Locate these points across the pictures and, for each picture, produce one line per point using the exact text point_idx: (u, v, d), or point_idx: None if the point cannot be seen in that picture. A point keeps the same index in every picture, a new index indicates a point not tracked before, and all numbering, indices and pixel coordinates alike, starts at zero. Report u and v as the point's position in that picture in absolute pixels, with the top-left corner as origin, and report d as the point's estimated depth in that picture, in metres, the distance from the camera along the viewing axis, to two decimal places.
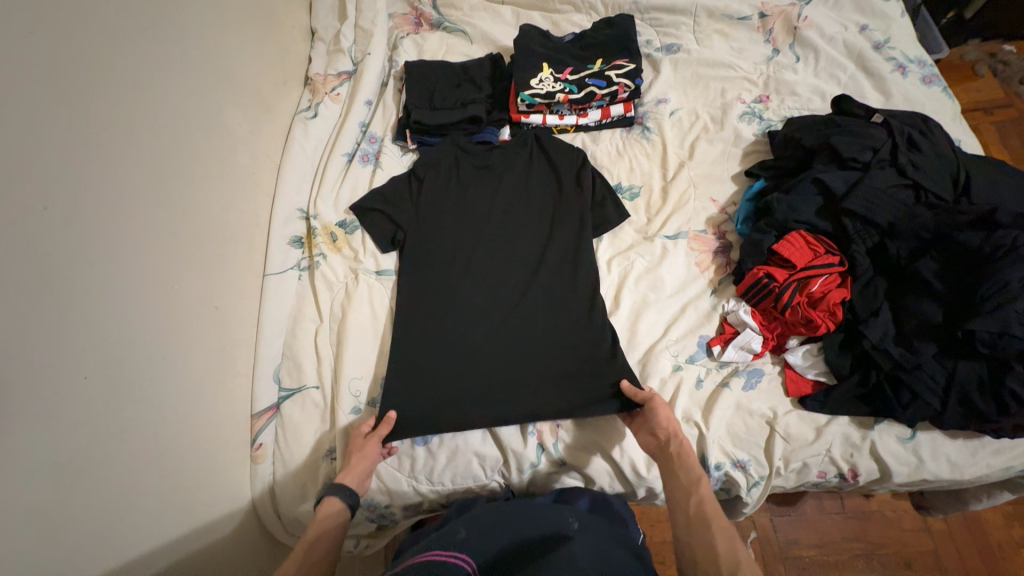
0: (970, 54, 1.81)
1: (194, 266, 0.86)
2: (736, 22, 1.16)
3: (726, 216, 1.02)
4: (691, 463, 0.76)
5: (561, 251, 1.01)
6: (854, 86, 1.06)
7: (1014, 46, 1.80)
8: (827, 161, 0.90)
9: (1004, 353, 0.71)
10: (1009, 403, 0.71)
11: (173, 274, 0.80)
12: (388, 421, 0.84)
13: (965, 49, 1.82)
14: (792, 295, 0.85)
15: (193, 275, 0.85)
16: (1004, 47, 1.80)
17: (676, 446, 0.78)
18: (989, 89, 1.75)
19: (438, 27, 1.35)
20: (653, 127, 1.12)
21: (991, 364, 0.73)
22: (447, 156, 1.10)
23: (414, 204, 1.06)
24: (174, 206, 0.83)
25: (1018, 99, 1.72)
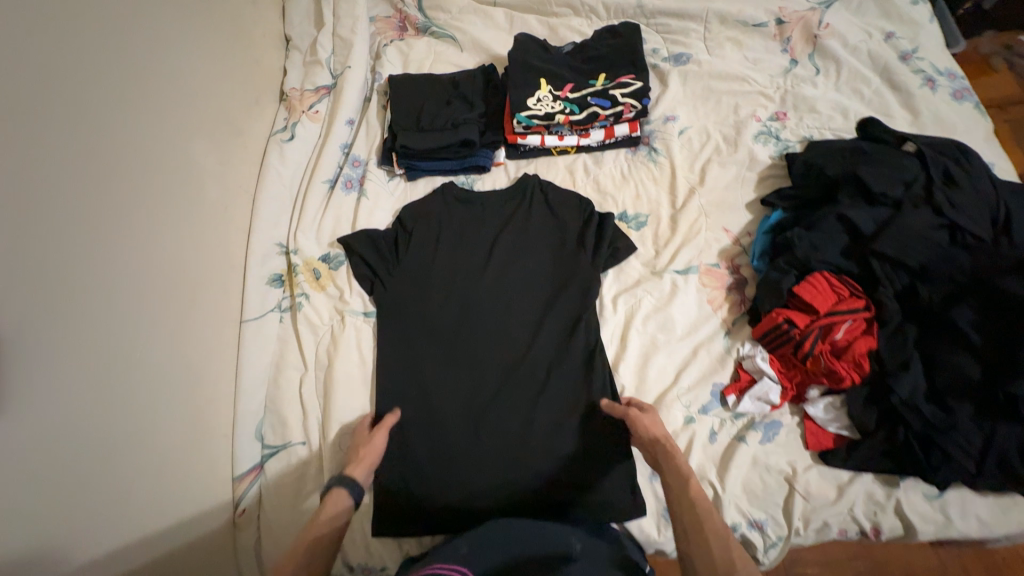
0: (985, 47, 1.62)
1: (160, 320, 0.78)
2: (751, 28, 1.07)
3: (740, 249, 0.95)
4: (680, 461, 0.73)
5: (563, 288, 0.95)
6: (878, 102, 0.98)
7: None
8: (853, 194, 0.82)
9: None
10: None
11: (133, 333, 0.72)
12: (393, 415, 0.85)
13: (981, 41, 1.62)
14: (814, 343, 0.79)
15: (157, 330, 0.77)
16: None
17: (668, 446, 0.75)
18: (1004, 85, 1.59)
19: (425, 32, 1.24)
20: (661, 148, 1.03)
21: None
22: (439, 197, 1.03)
23: (396, 260, 0.99)
24: (131, 254, 0.74)
25: None
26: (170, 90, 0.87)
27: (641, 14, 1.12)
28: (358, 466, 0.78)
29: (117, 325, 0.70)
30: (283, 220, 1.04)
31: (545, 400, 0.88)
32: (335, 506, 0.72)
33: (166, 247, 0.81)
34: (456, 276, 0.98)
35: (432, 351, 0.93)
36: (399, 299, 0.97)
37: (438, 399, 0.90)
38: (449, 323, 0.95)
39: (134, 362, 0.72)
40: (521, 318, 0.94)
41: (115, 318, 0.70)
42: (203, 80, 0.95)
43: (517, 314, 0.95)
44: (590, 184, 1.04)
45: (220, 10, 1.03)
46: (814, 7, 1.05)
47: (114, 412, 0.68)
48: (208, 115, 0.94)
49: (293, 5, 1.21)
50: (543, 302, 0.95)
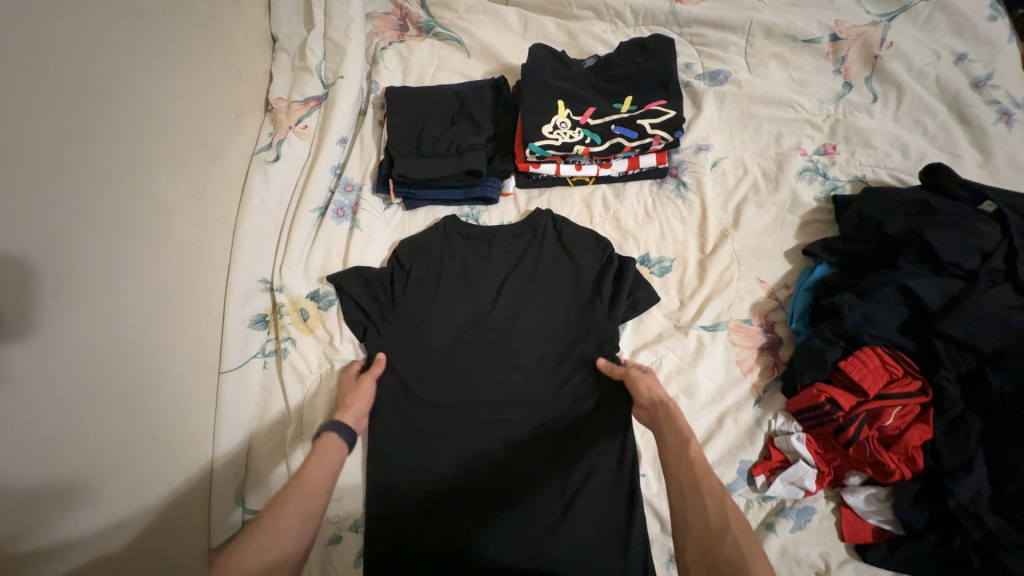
0: None
1: (124, 388, 0.68)
2: (800, 44, 0.94)
3: (776, 304, 0.84)
4: (678, 419, 0.64)
5: (576, 343, 0.85)
6: (944, 138, 0.85)
7: None
8: (917, 260, 0.72)
9: None
10: None
11: (88, 412, 0.63)
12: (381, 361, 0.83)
13: None
14: (860, 428, 0.70)
15: (122, 402, 0.67)
16: None
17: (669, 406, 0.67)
18: None
19: (427, 33, 1.10)
20: (691, 183, 0.92)
21: None
22: (444, 236, 0.93)
23: (390, 308, 0.89)
24: (80, 320, 0.63)
25: None
26: (136, 112, 0.75)
27: (673, 22, 0.99)
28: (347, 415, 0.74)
29: (69, 406, 0.60)
30: (267, 251, 0.94)
31: (556, 470, 0.79)
32: (331, 455, 0.65)
33: (129, 304, 0.70)
34: (452, 325, 0.88)
35: (429, 410, 0.84)
36: (390, 348, 0.87)
37: (435, 464, 0.81)
38: (448, 377, 0.85)
39: (88, 447, 0.62)
40: (529, 375, 0.84)
41: (67, 399, 0.60)
42: (177, 96, 0.83)
43: (525, 369, 0.85)
44: (609, 221, 0.93)
45: (197, 10, 0.91)
46: (876, 21, 0.92)
47: (68, 508, 0.60)
48: (181, 137, 0.83)
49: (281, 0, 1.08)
50: (555, 357, 0.85)
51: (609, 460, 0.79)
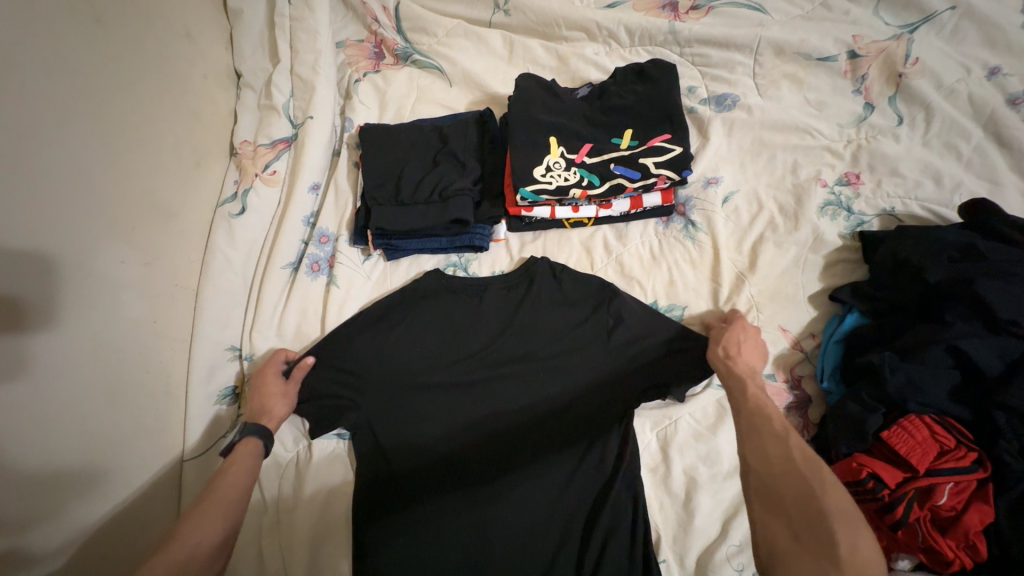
0: None
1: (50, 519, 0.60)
2: (815, 62, 0.85)
3: (802, 356, 0.75)
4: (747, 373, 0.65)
5: (583, 408, 0.76)
6: (980, 164, 0.77)
7: None
8: (968, 315, 0.63)
9: None
10: None
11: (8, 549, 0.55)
12: (303, 367, 0.78)
13: None
14: (909, 510, 0.61)
15: (44, 534, 0.59)
16: None
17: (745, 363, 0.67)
18: None
19: (405, 60, 1.02)
20: (700, 222, 0.83)
21: None
22: (429, 289, 0.84)
23: (363, 376, 0.78)
24: None
25: None
26: (71, 179, 0.66)
27: (673, 42, 0.90)
28: (264, 418, 0.73)
29: None
30: (236, 315, 0.85)
31: (566, 562, 0.69)
32: (234, 470, 0.66)
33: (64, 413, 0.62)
34: (437, 393, 0.78)
35: (420, 493, 0.74)
36: (371, 422, 0.77)
37: (428, 561, 0.70)
38: (442, 451, 0.76)
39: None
40: (530, 447, 0.75)
41: None
42: (126, 150, 0.74)
43: (525, 440, 0.75)
44: (611, 266, 0.84)
45: (148, 51, 0.82)
46: (897, 34, 0.83)
47: None
48: (130, 201, 0.74)
49: (243, 32, 0.99)
50: (560, 425, 0.76)
51: (624, 548, 0.69)
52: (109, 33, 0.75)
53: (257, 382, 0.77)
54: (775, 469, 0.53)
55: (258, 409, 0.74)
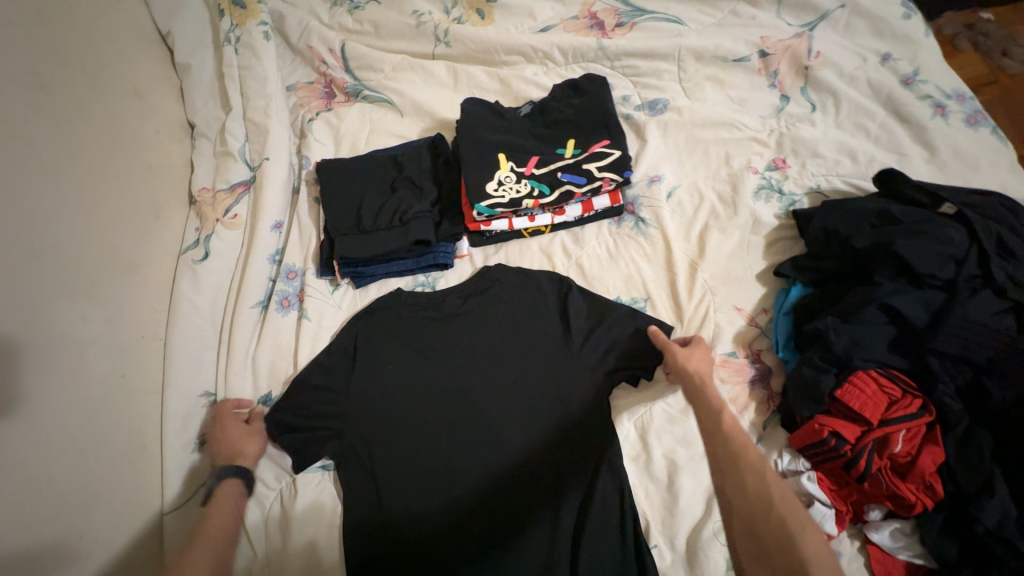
0: (946, 29, 1.28)
1: None
2: (731, 63, 0.93)
3: (757, 331, 0.80)
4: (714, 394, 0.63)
5: (562, 409, 0.78)
6: (888, 138, 0.85)
7: (992, 12, 1.28)
8: (894, 274, 0.69)
9: None
10: None
11: None
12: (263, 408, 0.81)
13: (940, 21, 1.28)
14: (870, 460, 0.66)
15: None
16: (981, 15, 1.28)
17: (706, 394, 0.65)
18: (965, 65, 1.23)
19: (356, 96, 1.07)
20: (650, 218, 0.88)
21: None
22: (434, 371, 0.82)
23: (376, 485, 0.76)
24: None
25: (1003, 74, 1.21)
26: (26, 244, 0.66)
27: (604, 57, 0.98)
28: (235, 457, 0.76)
29: None
30: (207, 361, 0.85)
31: (563, 561, 0.71)
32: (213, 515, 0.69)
33: (30, 484, 0.60)
34: (459, 496, 0.75)
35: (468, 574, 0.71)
36: (356, 448, 0.78)
37: None
38: (429, 468, 0.77)
39: None
40: (521, 456, 0.76)
41: None
42: (81, 210, 0.75)
43: (514, 448, 0.77)
44: (573, 268, 0.88)
45: (97, 111, 0.83)
46: (799, 33, 0.92)
47: None
48: (87, 259, 0.74)
49: (192, 85, 1.01)
50: (545, 429, 0.77)
51: (616, 540, 0.71)
52: (55, 99, 0.76)
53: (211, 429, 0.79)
54: (755, 507, 0.49)
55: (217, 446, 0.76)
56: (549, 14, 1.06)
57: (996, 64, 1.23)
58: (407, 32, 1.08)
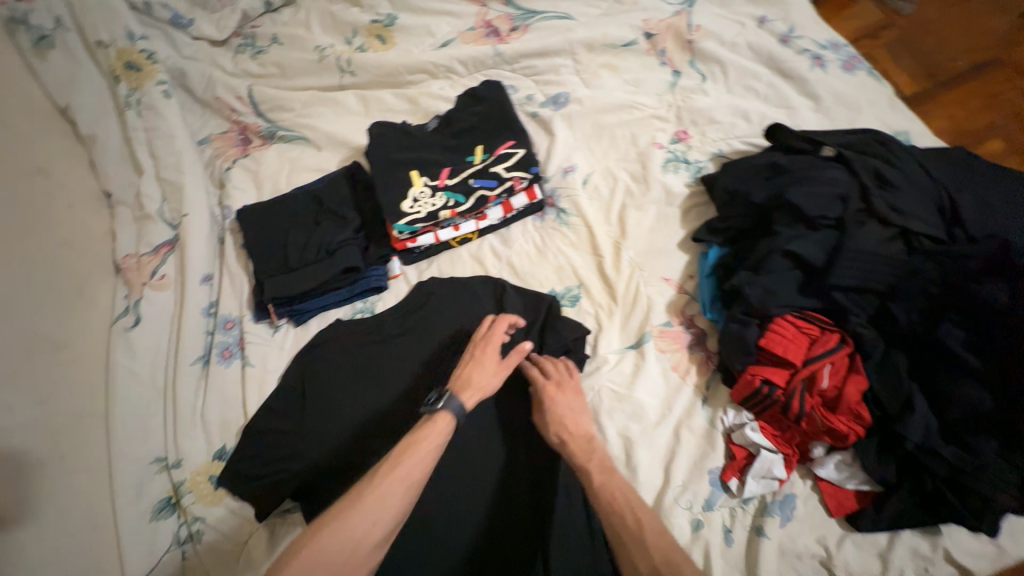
0: None
1: None
2: (622, 49, 0.97)
3: (688, 297, 0.83)
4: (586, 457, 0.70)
5: (512, 409, 0.80)
6: (776, 95, 0.90)
7: None
8: (792, 221, 0.72)
9: None
10: None
11: None
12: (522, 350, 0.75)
13: None
14: (803, 401, 0.68)
15: None
16: None
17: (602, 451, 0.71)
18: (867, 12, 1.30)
19: (271, 138, 1.07)
20: (569, 207, 0.91)
21: None
22: (382, 431, 0.79)
23: None
24: None
25: (899, 16, 1.29)
26: None
27: (502, 62, 1.01)
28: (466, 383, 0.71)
29: None
30: (154, 426, 0.82)
31: (537, 558, 0.71)
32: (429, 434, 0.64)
33: None
34: (453, 539, 0.72)
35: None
36: (316, 486, 0.77)
37: None
38: None
39: None
40: (480, 465, 0.76)
41: None
42: None
43: (471, 461, 0.76)
44: (505, 269, 0.90)
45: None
46: (678, 11, 0.97)
47: None
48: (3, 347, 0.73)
49: (100, 154, 0.98)
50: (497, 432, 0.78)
51: (584, 530, 0.72)
52: None
53: (477, 347, 0.75)
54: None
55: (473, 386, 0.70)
56: (446, 29, 1.08)
57: (891, 7, 1.30)
58: (311, 68, 1.09)
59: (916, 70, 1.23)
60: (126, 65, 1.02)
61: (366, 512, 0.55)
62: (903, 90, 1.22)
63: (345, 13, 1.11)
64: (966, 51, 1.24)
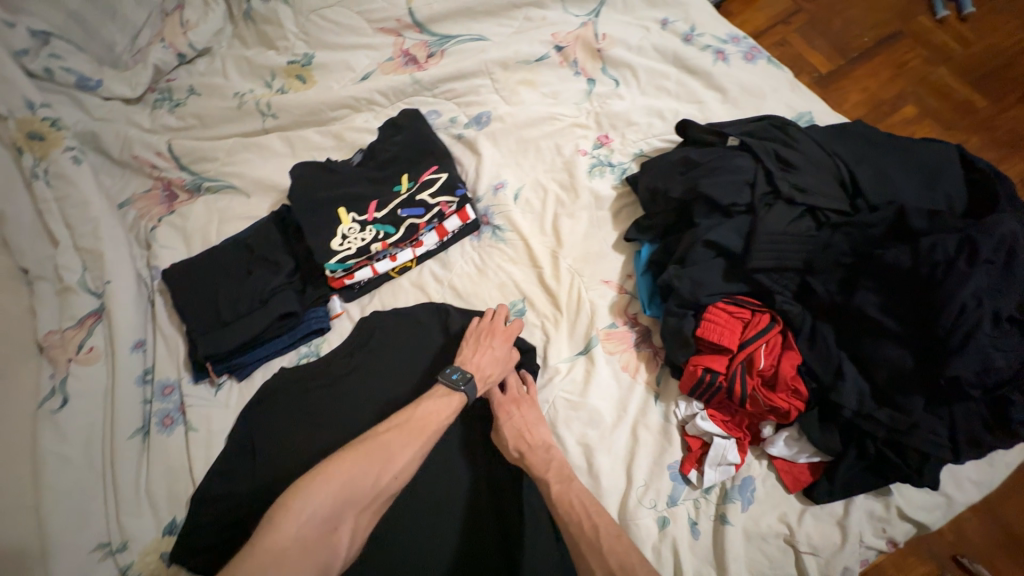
0: None
1: None
2: (536, 64, 1.00)
3: (629, 296, 0.84)
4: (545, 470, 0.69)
5: (471, 433, 0.78)
6: (686, 92, 0.94)
7: None
8: (709, 212, 0.75)
9: (996, 387, 0.61)
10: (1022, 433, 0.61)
11: None
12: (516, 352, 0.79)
13: None
14: (744, 383, 0.69)
15: None
16: None
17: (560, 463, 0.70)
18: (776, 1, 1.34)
19: (197, 191, 1.05)
20: (504, 223, 0.91)
21: (988, 400, 0.63)
22: None
23: None
24: None
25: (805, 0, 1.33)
26: None
27: (422, 89, 1.02)
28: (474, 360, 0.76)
29: None
30: (95, 510, 0.77)
31: None
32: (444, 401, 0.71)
33: None
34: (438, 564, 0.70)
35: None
36: None
37: None
38: None
39: None
40: (444, 500, 0.73)
41: None
42: None
43: (434, 495, 0.73)
44: (449, 292, 0.89)
45: None
46: (585, 22, 1.01)
47: None
48: None
49: (7, 231, 0.89)
50: (456, 457, 0.76)
51: (554, 548, 0.71)
52: None
53: (480, 329, 0.79)
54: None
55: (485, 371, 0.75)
56: (365, 61, 1.08)
57: None
58: (231, 115, 1.07)
59: (828, 50, 1.28)
60: (29, 136, 0.96)
61: (399, 456, 0.64)
62: (821, 69, 1.27)
63: (260, 57, 1.10)
64: (872, 25, 1.29)
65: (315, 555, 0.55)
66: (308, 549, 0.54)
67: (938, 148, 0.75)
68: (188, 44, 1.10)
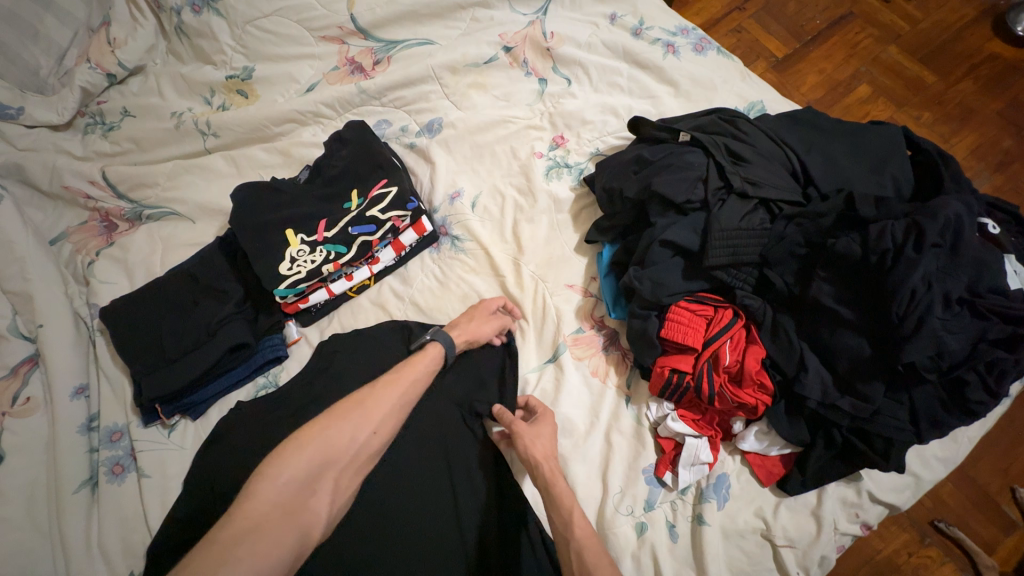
0: None
1: None
2: (485, 66, 0.97)
3: (594, 299, 0.83)
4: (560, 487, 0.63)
5: (443, 455, 0.72)
6: (638, 87, 0.93)
7: None
8: (664, 210, 0.74)
9: (951, 369, 0.62)
10: (979, 412, 0.62)
11: None
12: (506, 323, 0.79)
13: None
14: (711, 382, 0.69)
15: None
16: None
17: (550, 469, 0.65)
18: None
19: (138, 219, 0.99)
20: (463, 233, 0.89)
21: (944, 381, 0.63)
22: None
23: None
24: None
25: None
26: None
27: (370, 98, 0.98)
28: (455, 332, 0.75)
29: None
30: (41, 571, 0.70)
31: None
32: (418, 363, 0.69)
33: None
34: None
35: None
36: None
37: None
38: None
39: None
40: (424, 541, 0.66)
41: None
42: None
43: (410, 529, 0.66)
44: (410, 309, 0.86)
45: None
46: (532, 21, 0.98)
47: None
48: None
49: None
50: (433, 485, 0.70)
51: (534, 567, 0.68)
52: None
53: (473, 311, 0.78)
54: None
55: (460, 328, 0.75)
56: (309, 72, 1.03)
57: None
58: (170, 137, 1.01)
59: (783, 34, 1.29)
60: None
61: (372, 417, 0.61)
62: (775, 53, 1.28)
63: (196, 72, 1.03)
64: (822, 8, 1.30)
65: (296, 520, 0.51)
66: (289, 514, 0.51)
67: (885, 132, 0.75)
68: (117, 63, 1.01)
